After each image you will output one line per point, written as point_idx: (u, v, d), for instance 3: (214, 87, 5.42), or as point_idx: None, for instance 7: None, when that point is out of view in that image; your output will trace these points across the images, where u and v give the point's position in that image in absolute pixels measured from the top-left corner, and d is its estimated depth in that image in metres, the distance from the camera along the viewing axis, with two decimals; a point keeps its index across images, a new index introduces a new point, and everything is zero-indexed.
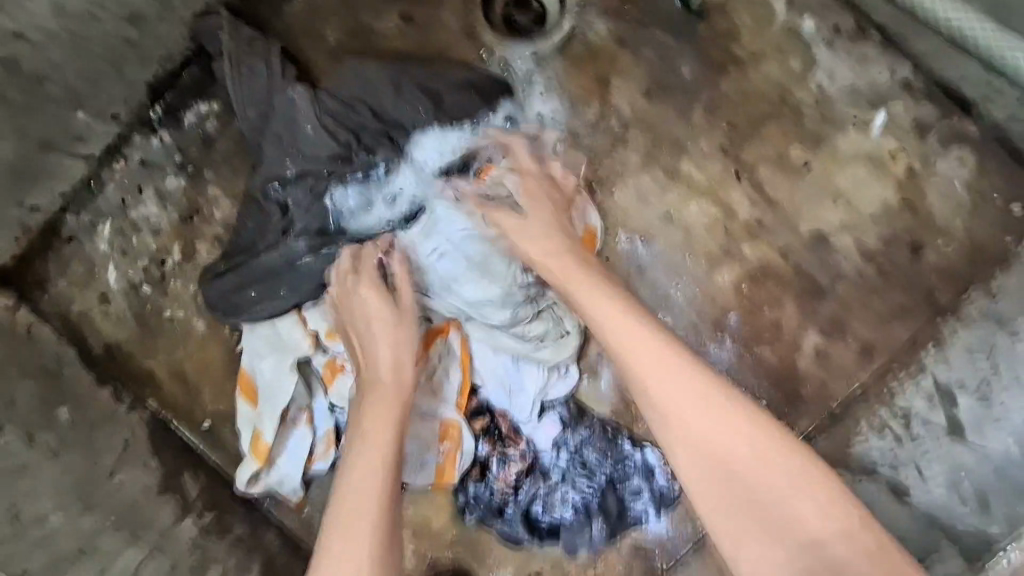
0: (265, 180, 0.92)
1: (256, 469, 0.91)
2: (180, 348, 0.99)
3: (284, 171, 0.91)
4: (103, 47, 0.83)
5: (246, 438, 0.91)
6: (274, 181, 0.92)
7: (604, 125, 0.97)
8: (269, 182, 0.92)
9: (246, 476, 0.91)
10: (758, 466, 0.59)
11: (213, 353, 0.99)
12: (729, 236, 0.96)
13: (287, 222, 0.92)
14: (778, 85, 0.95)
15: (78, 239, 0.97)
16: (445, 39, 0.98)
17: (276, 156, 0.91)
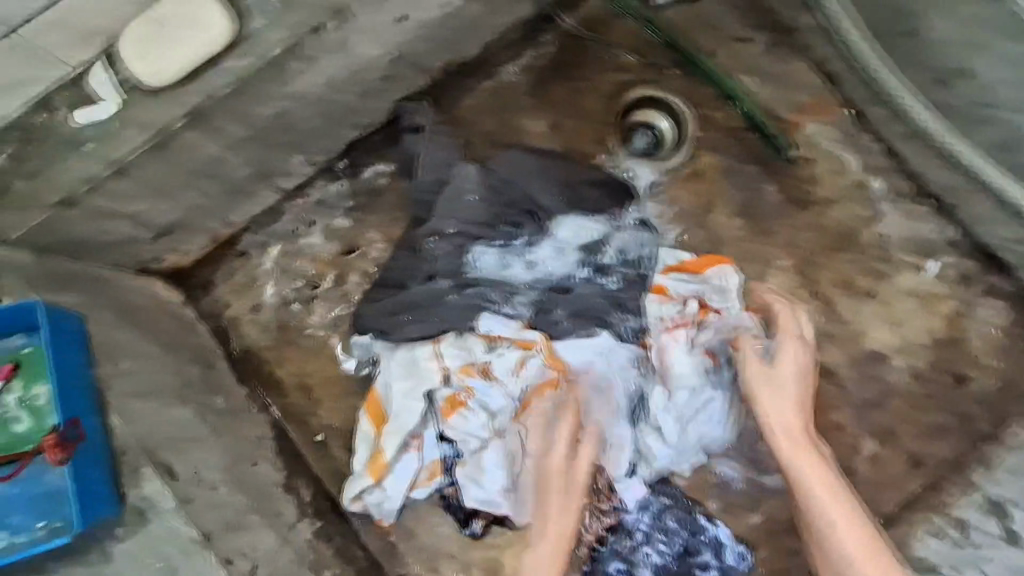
0: (423, 235, 1.10)
1: (369, 483, 1.02)
2: (310, 362, 1.12)
3: (441, 229, 1.10)
4: (339, 112, 0.97)
5: (366, 452, 1.03)
6: (431, 236, 1.10)
7: (703, 234, 1.16)
8: (426, 237, 1.10)
9: (358, 489, 1.02)
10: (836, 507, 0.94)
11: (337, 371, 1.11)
12: (801, 343, 1.12)
13: (433, 270, 1.08)
14: (851, 225, 1.14)
15: (248, 254, 1.12)
16: (578, 143, 1.19)
17: (439, 218, 1.10)
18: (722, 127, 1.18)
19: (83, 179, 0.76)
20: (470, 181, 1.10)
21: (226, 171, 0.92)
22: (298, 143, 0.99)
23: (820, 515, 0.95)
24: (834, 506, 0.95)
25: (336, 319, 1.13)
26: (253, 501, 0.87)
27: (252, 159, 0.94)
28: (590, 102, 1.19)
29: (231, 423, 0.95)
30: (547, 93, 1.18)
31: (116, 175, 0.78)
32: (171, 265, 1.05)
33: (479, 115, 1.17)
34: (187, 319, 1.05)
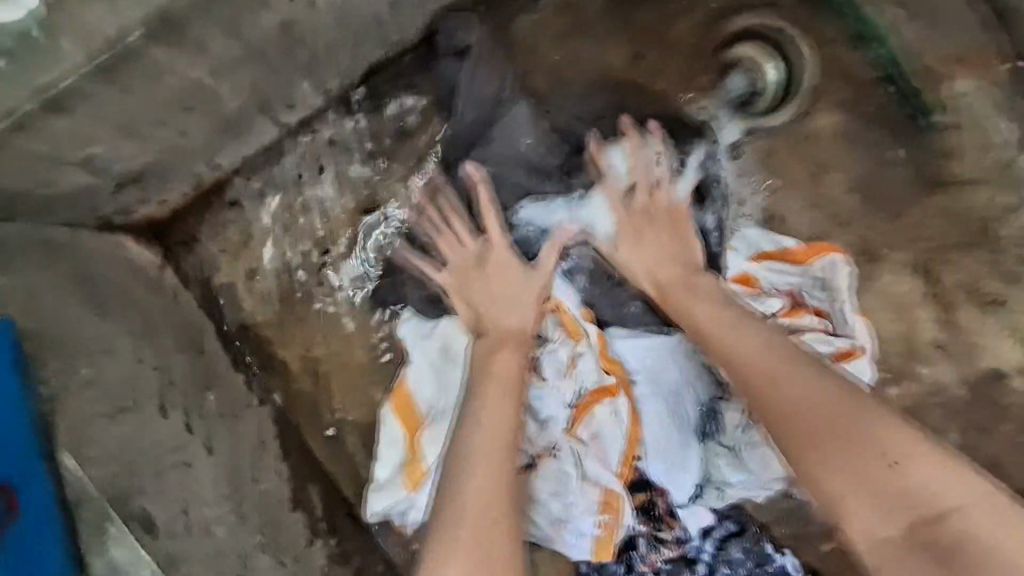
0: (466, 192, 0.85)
1: (404, 492, 0.82)
2: (320, 343, 0.92)
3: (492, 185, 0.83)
4: (365, 15, 0.71)
5: (399, 459, 0.84)
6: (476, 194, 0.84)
7: (807, 213, 0.95)
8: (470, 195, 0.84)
9: (387, 504, 0.83)
10: (837, 415, 0.62)
11: (353, 356, 0.92)
12: (906, 353, 0.94)
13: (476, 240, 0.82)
14: (990, 216, 0.92)
15: (241, 205, 0.89)
16: (667, 85, 0.93)
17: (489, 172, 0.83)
18: (846, 78, 0.94)
19: (0, 111, 0.52)
20: (528, 126, 0.84)
21: (210, 102, 0.67)
22: (307, 65, 0.73)
23: (889, 468, 0.59)
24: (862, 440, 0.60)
25: (350, 293, 0.91)
26: None
27: (246, 87, 0.68)
28: (682, 32, 0.93)
29: None
30: (630, 17, 0.92)
31: (48, 108, 0.53)
32: (142, 218, 0.82)
33: (540, 38, 0.91)
34: (166, 286, 0.84)
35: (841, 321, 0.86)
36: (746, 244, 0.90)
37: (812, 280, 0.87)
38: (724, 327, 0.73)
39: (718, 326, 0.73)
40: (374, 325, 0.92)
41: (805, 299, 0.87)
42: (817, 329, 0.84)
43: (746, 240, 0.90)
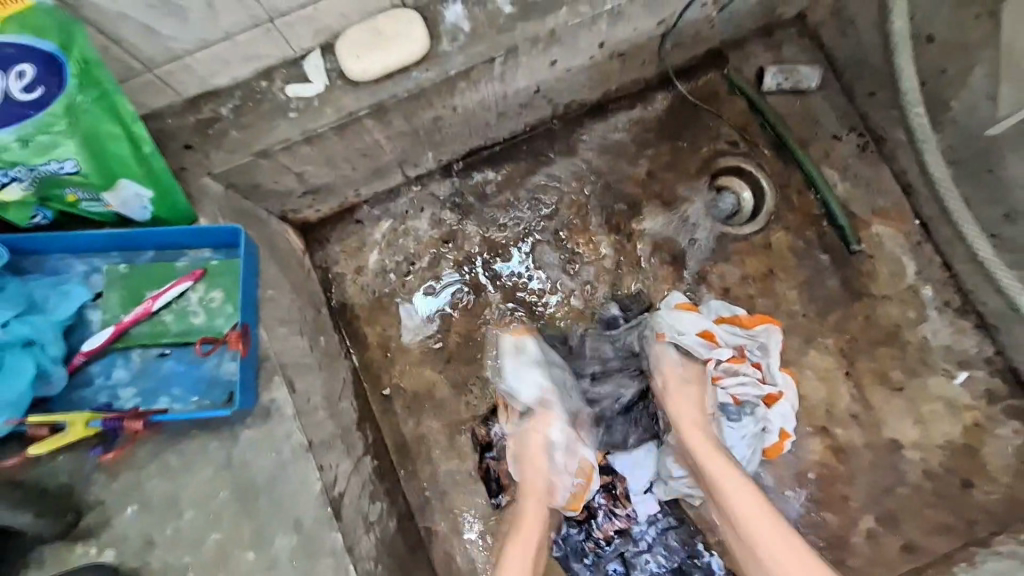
0: (524, 245, 1.30)
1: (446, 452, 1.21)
2: (392, 326, 1.27)
3: (540, 242, 1.30)
4: (480, 119, 1.14)
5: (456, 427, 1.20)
6: (532, 250, 1.30)
7: (762, 299, 1.27)
8: (527, 248, 1.30)
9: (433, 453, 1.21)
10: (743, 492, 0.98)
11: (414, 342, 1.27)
12: (827, 418, 1.22)
13: (527, 274, 1.30)
14: (896, 323, 1.25)
15: (363, 223, 1.29)
16: (670, 194, 1.32)
17: (542, 233, 1.31)
18: (799, 210, 1.30)
19: (281, 139, 0.93)
20: (569, 216, 1.31)
21: (378, 151, 1.09)
22: (437, 142, 1.16)
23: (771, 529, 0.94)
24: (770, 534, 0.93)
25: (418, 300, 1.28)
26: (340, 431, 1.02)
27: (400, 148, 1.11)
28: (688, 161, 1.33)
29: (327, 360, 1.10)
30: (652, 144, 1.33)
31: (305, 140, 0.94)
32: (302, 218, 1.22)
33: (587, 150, 1.32)
34: (305, 265, 1.22)
35: (771, 372, 1.18)
36: (714, 308, 1.23)
37: (754, 340, 1.19)
38: (689, 415, 1.07)
39: (687, 416, 1.08)
40: (435, 322, 1.28)
41: (754, 352, 1.19)
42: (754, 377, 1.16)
43: (714, 305, 1.23)
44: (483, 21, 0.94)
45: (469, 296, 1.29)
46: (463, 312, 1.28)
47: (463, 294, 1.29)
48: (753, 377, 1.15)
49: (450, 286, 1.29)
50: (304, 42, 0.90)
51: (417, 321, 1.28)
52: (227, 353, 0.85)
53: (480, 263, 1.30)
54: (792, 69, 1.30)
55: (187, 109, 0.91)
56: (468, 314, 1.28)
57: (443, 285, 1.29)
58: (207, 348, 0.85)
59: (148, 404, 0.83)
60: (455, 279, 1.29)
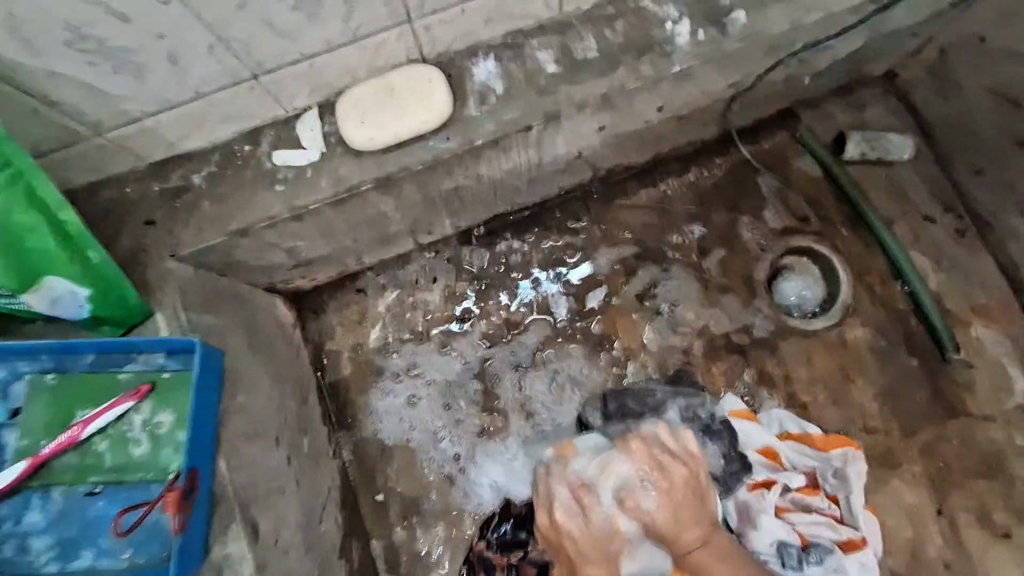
0: (554, 329, 1.11)
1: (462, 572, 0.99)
2: (397, 415, 1.08)
3: (569, 327, 1.11)
4: (507, 186, 0.96)
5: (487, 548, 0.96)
6: (564, 337, 1.10)
7: (833, 409, 1.06)
8: (560, 333, 1.10)
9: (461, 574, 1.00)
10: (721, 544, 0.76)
11: (421, 434, 1.07)
12: (913, 564, 1.00)
13: (552, 361, 1.09)
14: (999, 451, 1.02)
15: (365, 292, 1.11)
16: (726, 274, 1.12)
17: (575, 317, 1.11)
18: (880, 302, 1.09)
19: (264, 215, 0.74)
20: (606, 296, 1.11)
21: (384, 222, 0.91)
22: (455, 209, 0.98)
23: None
24: None
25: (439, 364, 1.10)
26: (315, 568, 0.83)
27: (410, 217, 0.94)
28: (748, 237, 1.13)
29: (310, 469, 0.92)
30: (707, 216, 1.13)
31: (293, 217, 0.76)
32: (294, 287, 1.05)
33: (629, 218, 1.13)
34: (295, 342, 1.05)
35: (851, 512, 0.94)
36: (779, 421, 1.02)
37: (830, 466, 0.97)
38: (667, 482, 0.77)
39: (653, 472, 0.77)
40: (450, 413, 1.08)
41: (827, 482, 0.96)
42: (828, 513, 0.93)
43: (778, 418, 1.02)
44: (520, 81, 0.77)
45: (485, 387, 1.09)
46: (481, 407, 1.08)
47: (483, 379, 1.09)
48: (828, 515, 0.92)
49: (467, 373, 1.09)
50: (298, 100, 0.74)
51: (430, 404, 1.08)
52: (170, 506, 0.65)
53: (502, 344, 1.10)
54: (878, 136, 1.10)
55: (152, 174, 0.74)
56: (487, 411, 1.08)
57: (459, 369, 1.10)
58: (129, 523, 0.65)
59: (64, 564, 0.64)
60: (475, 367, 1.10)
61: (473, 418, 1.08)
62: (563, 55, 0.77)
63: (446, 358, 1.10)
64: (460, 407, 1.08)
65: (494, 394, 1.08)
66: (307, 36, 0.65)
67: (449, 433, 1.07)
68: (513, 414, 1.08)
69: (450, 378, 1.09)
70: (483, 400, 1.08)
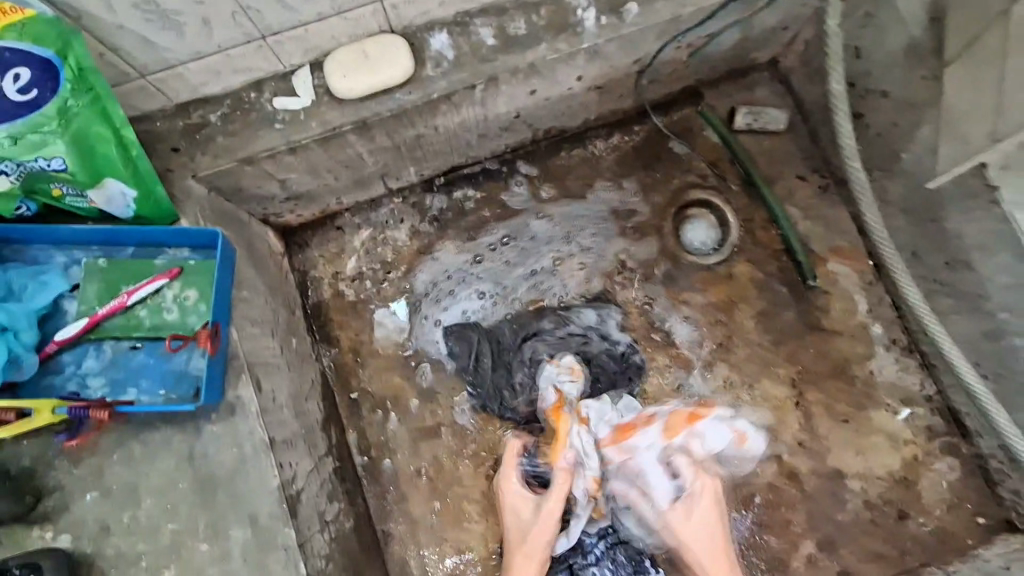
0: (548, 249, 1.35)
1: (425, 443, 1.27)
2: (455, 278, 1.33)
3: (567, 250, 1.35)
4: (461, 139, 1.19)
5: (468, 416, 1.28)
6: (557, 256, 1.35)
7: (720, 326, 1.33)
8: (556, 249, 1.35)
9: (423, 451, 1.26)
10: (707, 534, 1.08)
11: (492, 287, 1.33)
12: (776, 443, 1.28)
13: (554, 267, 1.35)
14: (845, 358, 1.30)
15: (343, 230, 1.33)
16: (641, 219, 1.37)
17: (542, 249, 1.35)
18: (760, 242, 1.36)
19: (267, 147, 0.96)
20: (547, 234, 1.35)
21: (359, 164, 1.13)
22: (418, 158, 1.21)
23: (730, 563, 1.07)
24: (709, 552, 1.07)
25: (538, 226, 1.35)
26: (303, 431, 1.06)
27: (381, 162, 1.16)
28: (660, 190, 1.39)
29: (297, 362, 1.14)
30: (627, 172, 1.39)
31: (289, 150, 0.98)
32: (283, 222, 1.27)
33: (564, 173, 1.38)
34: (283, 268, 1.26)
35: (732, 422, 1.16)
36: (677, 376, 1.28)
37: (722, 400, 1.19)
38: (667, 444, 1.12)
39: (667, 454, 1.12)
40: (521, 266, 1.34)
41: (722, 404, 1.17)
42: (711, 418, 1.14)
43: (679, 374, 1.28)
44: (467, 50, 1.00)
45: (558, 254, 1.35)
46: (547, 266, 1.35)
47: (566, 247, 1.35)
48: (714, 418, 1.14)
49: (559, 237, 1.36)
50: (293, 59, 0.96)
51: (513, 259, 1.34)
52: (197, 350, 0.88)
53: (595, 230, 1.36)
54: (762, 111, 1.37)
55: (176, 113, 0.96)
56: (550, 272, 1.35)
57: (551, 233, 1.36)
58: (176, 347, 0.87)
59: (116, 394, 0.85)
60: (568, 237, 1.36)
61: (517, 288, 1.34)
62: (499, 31, 1.01)
63: (546, 221, 1.36)
64: (534, 260, 1.35)
65: (559, 261, 1.35)
66: (304, 11, 0.87)
67: (502, 296, 1.33)
68: (553, 286, 1.34)
69: (545, 236, 1.36)
70: (551, 262, 1.35)
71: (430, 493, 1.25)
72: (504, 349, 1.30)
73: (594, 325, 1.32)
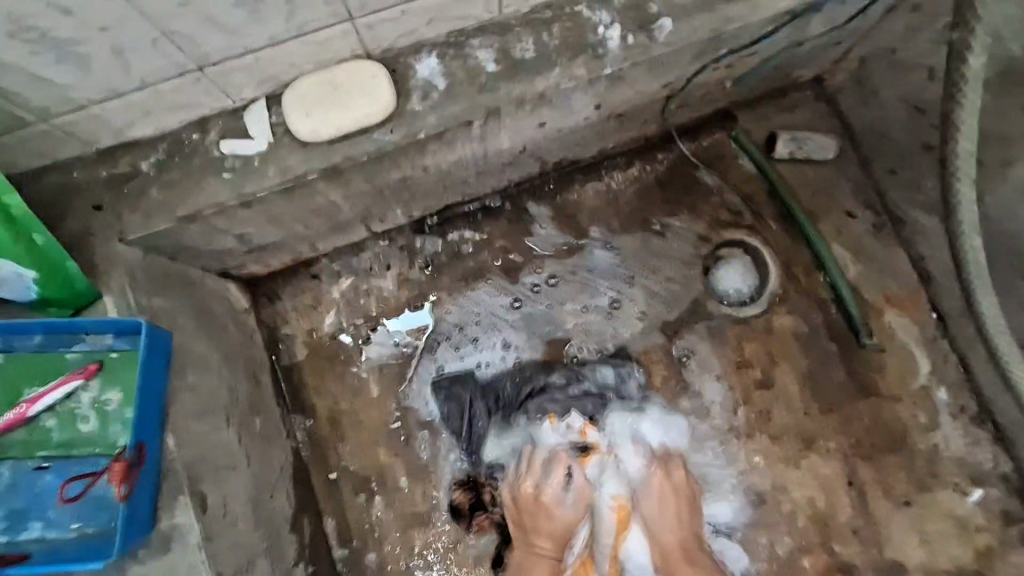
0: (604, 288, 1.17)
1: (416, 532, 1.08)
2: (485, 322, 1.15)
3: (624, 290, 1.17)
4: (456, 177, 1.00)
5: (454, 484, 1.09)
6: (614, 295, 1.17)
7: (759, 389, 1.14)
8: (614, 289, 1.17)
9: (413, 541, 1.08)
10: None
11: (520, 337, 1.15)
12: (825, 528, 1.10)
13: (613, 306, 1.17)
14: (905, 428, 1.12)
15: (320, 278, 1.14)
16: (666, 263, 1.18)
17: (588, 290, 1.17)
18: (804, 290, 1.18)
19: (213, 202, 0.77)
20: (563, 279, 1.17)
21: (333, 211, 0.94)
22: (405, 199, 1.02)
23: None
24: None
25: (601, 256, 1.18)
26: (265, 539, 0.87)
27: (361, 206, 0.97)
28: (687, 229, 1.20)
29: (261, 448, 0.96)
30: (649, 208, 1.20)
31: (241, 205, 0.79)
32: (248, 272, 1.08)
33: (576, 209, 1.19)
34: (248, 327, 1.08)
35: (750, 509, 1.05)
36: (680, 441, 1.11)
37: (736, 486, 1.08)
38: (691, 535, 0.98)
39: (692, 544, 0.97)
40: (566, 310, 1.16)
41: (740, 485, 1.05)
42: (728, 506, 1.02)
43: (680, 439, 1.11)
44: (461, 77, 0.81)
45: (617, 295, 1.17)
46: (602, 307, 1.16)
47: (629, 288, 1.17)
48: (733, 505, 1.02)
49: (624, 275, 1.18)
50: (246, 91, 0.77)
51: (570, 299, 1.16)
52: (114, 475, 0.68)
53: (669, 271, 1.18)
54: (806, 137, 1.18)
55: (101, 160, 0.77)
56: (606, 314, 1.16)
57: (616, 268, 1.18)
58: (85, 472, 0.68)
59: (12, 535, 0.67)
60: (630, 275, 1.18)
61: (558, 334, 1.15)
62: (502, 54, 0.82)
63: (613, 254, 1.18)
64: (587, 295, 1.17)
65: (617, 304, 1.17)
66: (250, 33, 0.68)
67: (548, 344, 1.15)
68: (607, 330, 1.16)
69: (605, 270, 1.18)
70: (607, 304, 1.17)
71: None
72: (502, 413, 1.10)
73: (613, 387, 1.12)
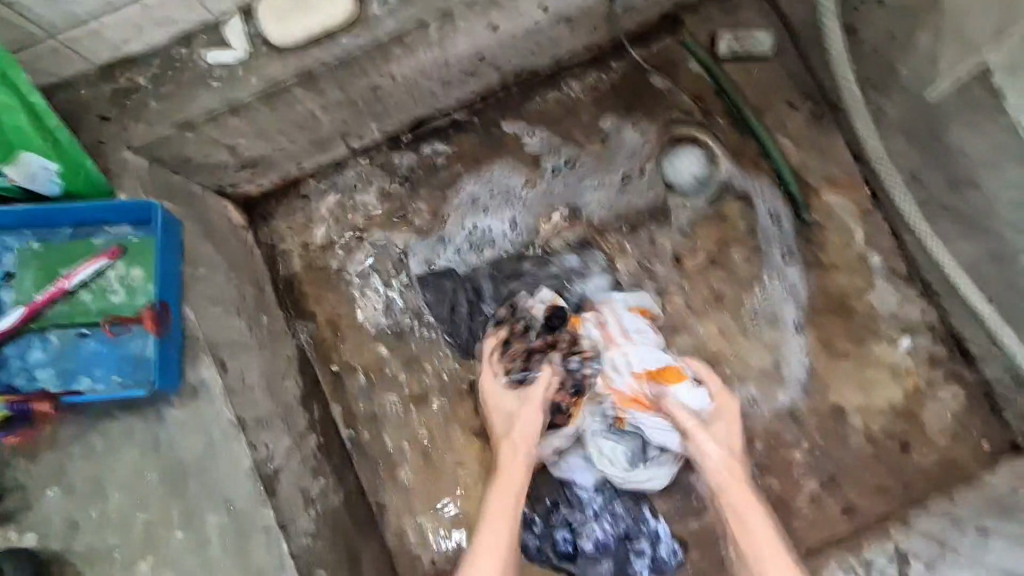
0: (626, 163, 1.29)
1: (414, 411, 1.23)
2: (504, 204, 1.28)
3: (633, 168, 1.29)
4: (422, 87, 1.10)
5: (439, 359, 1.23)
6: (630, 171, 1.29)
7: (713, 269, 1.27)
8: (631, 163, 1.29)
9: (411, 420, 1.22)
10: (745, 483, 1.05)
11: (526, 219, 1.28)
12: (775, 385, 1.24)
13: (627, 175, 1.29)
14: (844, 293, 1.25)
15: (309, 197, 1.25)
16: (624, 162, 1.29)
17: (595, 170, 1.29)
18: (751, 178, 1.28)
19: (205, 109, 0.88)
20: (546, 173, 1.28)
21: (314, 123, 1.04)
22: (377, 112, 1.12)
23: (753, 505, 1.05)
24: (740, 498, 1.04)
25: (629, 135, 1.29)
26: (280, 410, 1.01)
27: (339, 119, 1.08)
28: (642, 130, 1.30)
29: (270, 340, 1.09)
30: (606, 112, 1.29)
31: (230, 111, 0.90)
32: (242, 193, 1.19)
33: (540, 118, 1.29)
34: (248, 242, 1.19)
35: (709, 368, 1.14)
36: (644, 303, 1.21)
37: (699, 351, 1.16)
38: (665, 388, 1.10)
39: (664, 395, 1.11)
40: (586, 188, 1.29)
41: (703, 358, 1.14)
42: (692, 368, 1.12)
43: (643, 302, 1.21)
44: None
45: (628, 171, 1.29)
46: (615, 181, 1.29)
47: (639, 165, 1.29)
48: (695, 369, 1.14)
49: (642, 153, 1.29)
50: (222, 6, 0.86)
51: (586, 174, 1.29)
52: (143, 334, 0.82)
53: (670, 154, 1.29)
54: (746, 34, 1.27)
55: (102, 78, 0.87)
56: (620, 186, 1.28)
57: (639, 145, 1.29)
58: (118, 332, 0.81)
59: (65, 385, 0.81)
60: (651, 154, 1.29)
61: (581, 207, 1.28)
62: None
63: (639, 134, 1.30)
64: (610, 168, 1.29)
65: (627, 180, 1.29)
66: None
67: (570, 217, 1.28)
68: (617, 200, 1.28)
69: (629, 148, 1.29)
70: (620, 178, 1.29)
71: (422, 461, 1.22)
72: (483, 301, 1.23)
73: (574, 270, 1.24)
